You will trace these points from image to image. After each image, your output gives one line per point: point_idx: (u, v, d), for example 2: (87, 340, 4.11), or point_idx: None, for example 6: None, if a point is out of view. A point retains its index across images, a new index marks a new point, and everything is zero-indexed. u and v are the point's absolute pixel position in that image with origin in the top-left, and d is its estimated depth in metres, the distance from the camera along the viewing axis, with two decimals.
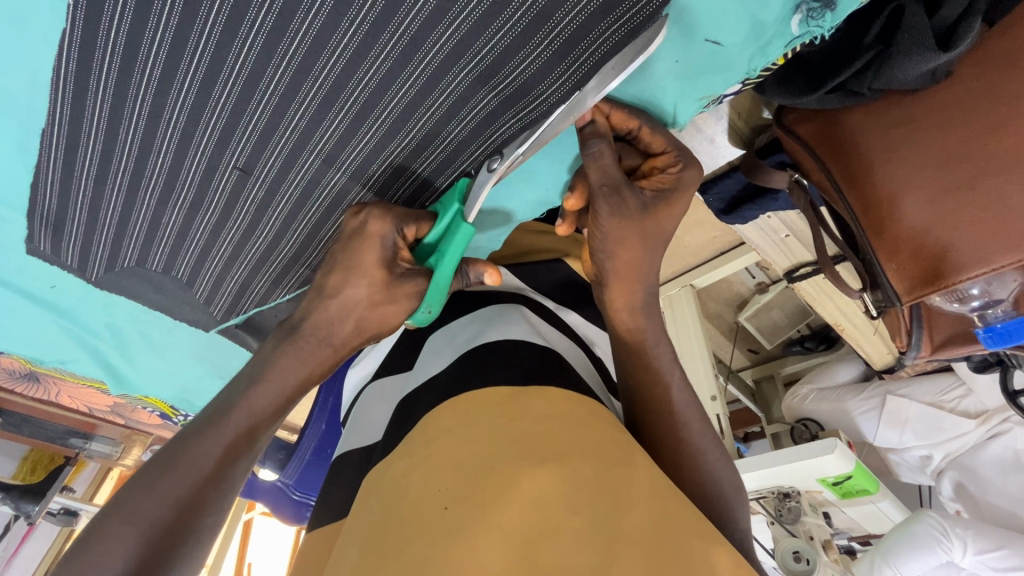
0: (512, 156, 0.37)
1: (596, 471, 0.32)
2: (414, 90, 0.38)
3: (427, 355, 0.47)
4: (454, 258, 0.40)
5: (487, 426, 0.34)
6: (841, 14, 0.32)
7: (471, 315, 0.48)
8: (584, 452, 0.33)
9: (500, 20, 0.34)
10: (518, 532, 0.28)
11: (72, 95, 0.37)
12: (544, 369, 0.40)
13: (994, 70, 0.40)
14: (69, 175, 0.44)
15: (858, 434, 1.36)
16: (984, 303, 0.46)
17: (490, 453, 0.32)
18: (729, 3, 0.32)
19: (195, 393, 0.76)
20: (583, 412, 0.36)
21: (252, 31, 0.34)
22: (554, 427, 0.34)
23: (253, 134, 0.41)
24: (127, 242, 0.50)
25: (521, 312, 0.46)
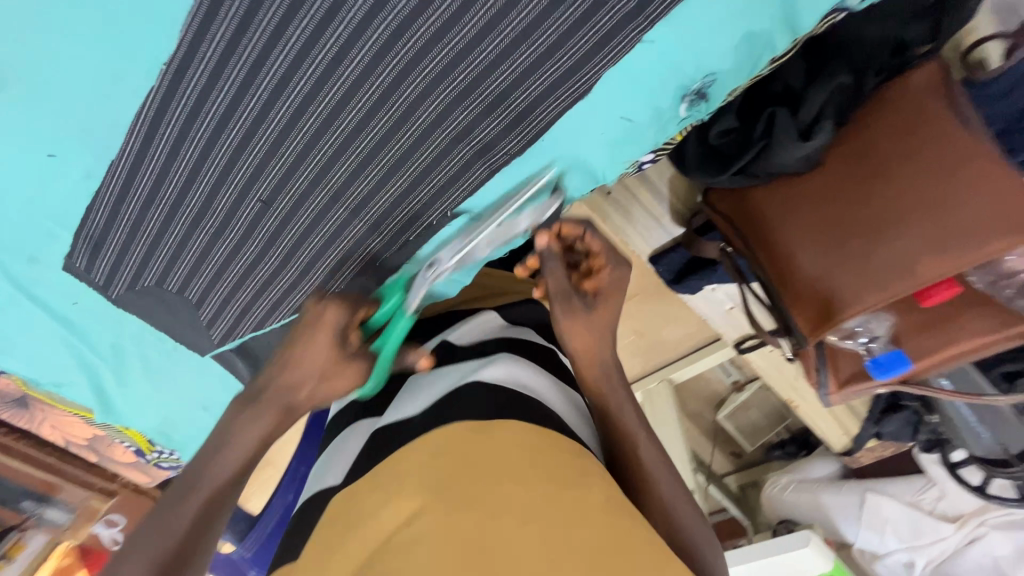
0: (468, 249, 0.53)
1: (549, 491, 0.37)
2: (405, 147, 0.50)
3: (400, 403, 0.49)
4: (398, 339, 0.52)
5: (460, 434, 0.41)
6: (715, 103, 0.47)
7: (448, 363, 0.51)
8: (534, 474, 0.38)
9: (471, 98, 0.46)
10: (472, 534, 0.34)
11: (145, 134, 0.49)
12: (509, 402, 0.44)
13: (850, 157, 0.53)
14: (122, 199, 0.54)
15: (837, 534, 1.31)
16: (869, 340, 0.58)
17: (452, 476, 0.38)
18: (636, 93, 0.45)
19: (180, 427, 0.78)
20: (539, 438, 0.41)
21: (288, 97, 0.46)
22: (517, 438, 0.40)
23: (277, 174, 0.52)
24: (153, 262, 0.59)
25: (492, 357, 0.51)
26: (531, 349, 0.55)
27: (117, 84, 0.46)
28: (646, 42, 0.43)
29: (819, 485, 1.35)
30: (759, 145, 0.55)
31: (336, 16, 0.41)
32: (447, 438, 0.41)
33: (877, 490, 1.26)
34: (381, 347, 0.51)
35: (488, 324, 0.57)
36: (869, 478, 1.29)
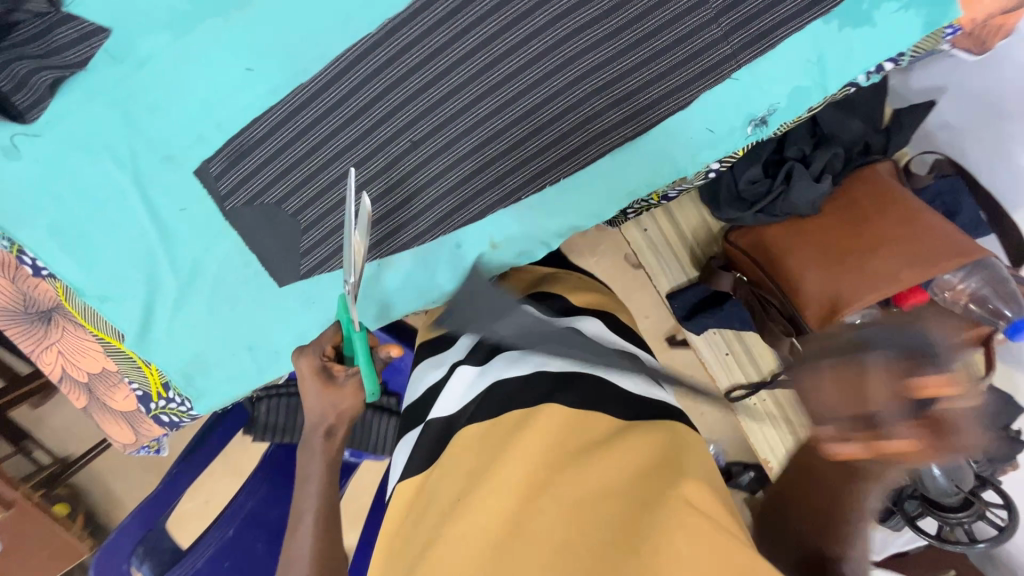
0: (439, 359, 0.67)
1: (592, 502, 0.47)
2: (541, 121, 0.64)
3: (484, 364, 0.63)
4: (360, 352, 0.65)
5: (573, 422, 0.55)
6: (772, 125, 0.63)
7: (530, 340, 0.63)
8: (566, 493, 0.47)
9: (603, 93, 0.62)
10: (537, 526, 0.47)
11: (344, 68, 0.62)
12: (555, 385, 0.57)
13: (842, 206, 0.74)
14: (292, 117, 0.64)
15: None
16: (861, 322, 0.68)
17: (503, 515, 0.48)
18: (720, 110, 0.62)
19: (208, 369, 0.76)
20: (558, 466, 0.50)
21: (470, 64, 0.62)
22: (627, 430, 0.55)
23: (432, 124, 0.64)
24: (284, 181, 0.66)
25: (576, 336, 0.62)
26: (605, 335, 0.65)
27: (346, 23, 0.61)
28: (732, 78, 0.61)
29: None
30: (778, 190, 0.74)
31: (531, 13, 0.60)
32: (552, 420, 0.54)
33: None
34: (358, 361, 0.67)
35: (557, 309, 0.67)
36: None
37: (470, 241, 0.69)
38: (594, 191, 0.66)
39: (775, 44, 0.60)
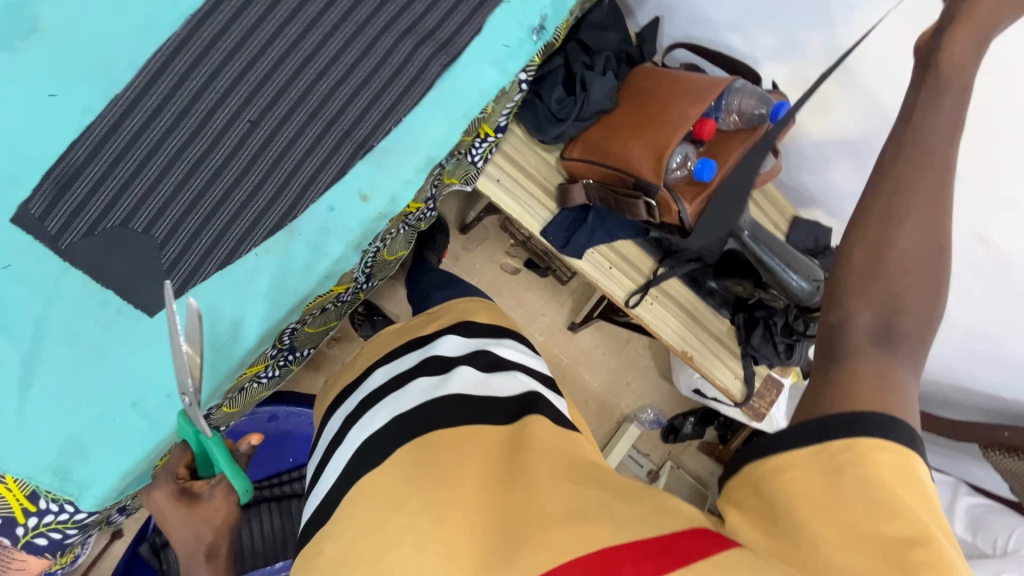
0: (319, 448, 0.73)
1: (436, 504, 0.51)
2: (366, 72, 0.69)
3: (352, 429, 0.68)
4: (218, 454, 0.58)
5: (422, 452, 0.58)
6: (547, 31, 0.79)
7: (377, 401, 0.69)
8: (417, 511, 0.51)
9: (408, 36, 0.71)
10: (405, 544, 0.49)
11: (155, 70, 0.62)
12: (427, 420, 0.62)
13: (629, 94, 0.93)
14: (113, 131, 0.62)
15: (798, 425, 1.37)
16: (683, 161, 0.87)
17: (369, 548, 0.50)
18: (503, 27, 0.75)
19: (87, 452, 0.65)
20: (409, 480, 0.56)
21: (282, 39, 0.66)
22: (476, 435, 0.61)
23: (264, 100, 0.66)
24: (123, 199, 0.63)
25: (412, 382, 0.69)
26: (446, 350, 0.73)
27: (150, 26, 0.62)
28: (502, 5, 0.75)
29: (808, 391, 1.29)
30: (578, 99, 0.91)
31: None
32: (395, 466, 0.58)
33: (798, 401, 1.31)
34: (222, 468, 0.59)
35: (400, 362, 0.74)
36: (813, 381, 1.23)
37: (341, 203, 0.70)
38: (437, 118, 0.73)
39: None
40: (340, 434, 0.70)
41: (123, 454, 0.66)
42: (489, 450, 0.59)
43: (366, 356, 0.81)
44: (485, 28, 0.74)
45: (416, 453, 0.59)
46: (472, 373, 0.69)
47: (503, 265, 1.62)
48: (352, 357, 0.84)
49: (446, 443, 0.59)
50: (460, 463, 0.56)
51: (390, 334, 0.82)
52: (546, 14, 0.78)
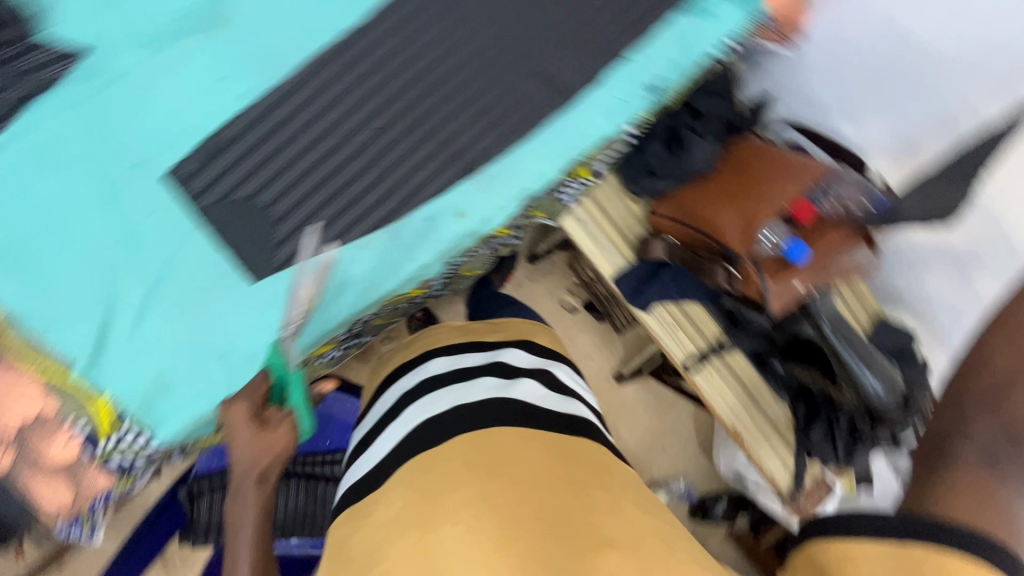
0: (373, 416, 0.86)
1: (509, 511, 0.59)
2: (486, 103, 0.75)
3: (410, 406, 0.79)
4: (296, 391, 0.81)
5: (480, 447, 0.68)
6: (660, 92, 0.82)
7: (438, 386, 0.81)
8: (481, 514, 0.59)
9: (531, 77, 0.76)
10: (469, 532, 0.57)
11: (309, 72, 0.71)
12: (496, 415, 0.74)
13: (729, 161, 0.94)
14: (263, 116, 0.70)
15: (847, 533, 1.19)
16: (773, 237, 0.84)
17: (431, 534, 0.58)
18: (619, 82, 0.80)
19: (171, 389, 0.72)
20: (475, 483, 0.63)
21: (421, 62, 0.73)
22: (533, 441, 0.70)
23: (393, 112, 0.73)
24: (256, 177, 0.70)
25: (477, 378, 0.81)
26: (502, 365, 0.84)
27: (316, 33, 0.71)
28: (624, 63, 0.79)
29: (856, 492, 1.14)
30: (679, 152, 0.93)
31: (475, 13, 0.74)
32: (457, 450, 0.69)
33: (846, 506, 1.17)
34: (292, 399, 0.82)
35: (462, 358, 0.85)
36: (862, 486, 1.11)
37: (439, 212, 0.76)
38: (540, 156, 0.78)
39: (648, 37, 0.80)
40: (395, 410, 0.81)
41: (199, 399, 0.73)
42: (544, 459, 0.68)
43: (418, 349, 0.91)
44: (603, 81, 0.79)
45: (474, 448, 0.68)
46: (533, 387, 0.81)
47: (562, 301, 1.65)
48: (414, 341, 0.94)
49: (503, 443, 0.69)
50: (514, 460, 0.67)
51: (449, 333, 0.93)
52: (662, 77, 0.81)
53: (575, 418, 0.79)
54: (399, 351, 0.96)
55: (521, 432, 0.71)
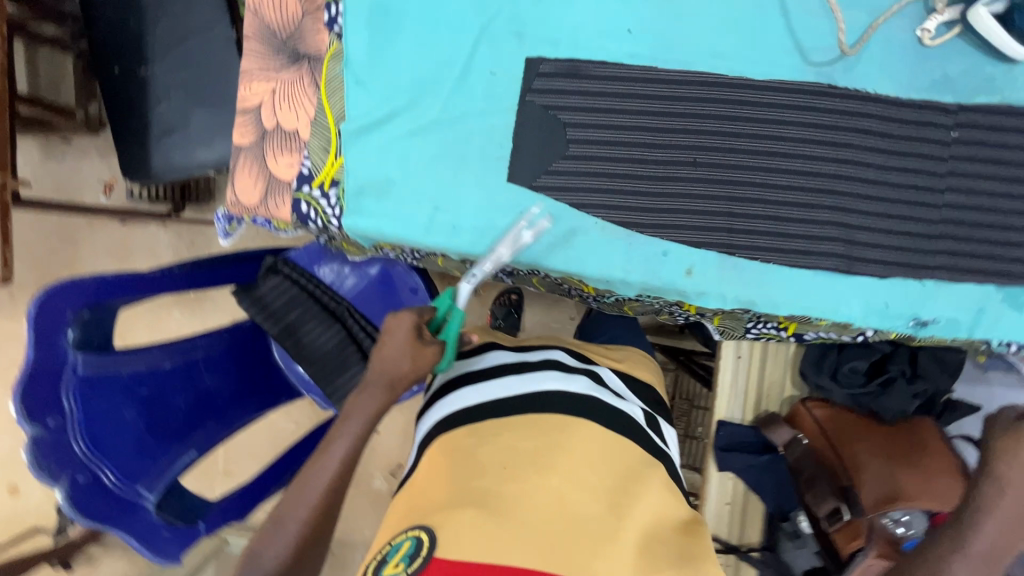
0: (489, 357, 0.90)
1: (568, 481, 0.70)
2: (791, 214, 0.75)
3: (508, 374, 0.85)
4: (456, 327, 0.83)
5: (548, 427, 0.77)
6: (925, 331, 0.79)
7: (564, 372, 0.86)
8: (561, 471, 0.71)
9: (842, 229, 0.76)
10: (531, 492, 0.68)
11: (692, 79, 0.74)
12: (592, 411, 0.80)
13: (910, 425, 0.95)
14: (630, 80, 0.74)
15: None
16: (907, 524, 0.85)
17: (506, 475, 0.70)
18: (902, 290, 0.77)
19: (383, 197, 0.76)
20: (573, 427, 0.77)
21: (774, 143, 0.75)
22: (602, 440, 0.77)
23: (719, 158, 0.75)
24: (584, 114, 0.75)
25: (591, 381, 0.87)
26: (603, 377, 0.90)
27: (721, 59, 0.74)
28: (920, 281, 0.76)
29: None
30: (868, 403, 0.97)
31: (846, 145, 0.74)
32: (579, 431, 0.77)
33: None
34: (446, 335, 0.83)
35: (578, 362, 0.91)
36: None
37: (675, 255, 0.76)
38: (784, 286, 0.77)
39: (959, 281, 0.76)
40: (506, 368, 0.87)
41: (393, 223, 0.76)
42: (622, 462, 0.76)
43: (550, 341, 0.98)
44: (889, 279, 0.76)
45: (543, 424, 0.77)
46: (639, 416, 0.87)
47: None
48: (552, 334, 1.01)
49: (580, 441, 0.76)
50: (580, 451, 0.74)
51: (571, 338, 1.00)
52: (939, 319, 0.77)
53: (643, 429, 0.85)
54: (535, 338, 1.09)
55: (596, 431, 0.78)
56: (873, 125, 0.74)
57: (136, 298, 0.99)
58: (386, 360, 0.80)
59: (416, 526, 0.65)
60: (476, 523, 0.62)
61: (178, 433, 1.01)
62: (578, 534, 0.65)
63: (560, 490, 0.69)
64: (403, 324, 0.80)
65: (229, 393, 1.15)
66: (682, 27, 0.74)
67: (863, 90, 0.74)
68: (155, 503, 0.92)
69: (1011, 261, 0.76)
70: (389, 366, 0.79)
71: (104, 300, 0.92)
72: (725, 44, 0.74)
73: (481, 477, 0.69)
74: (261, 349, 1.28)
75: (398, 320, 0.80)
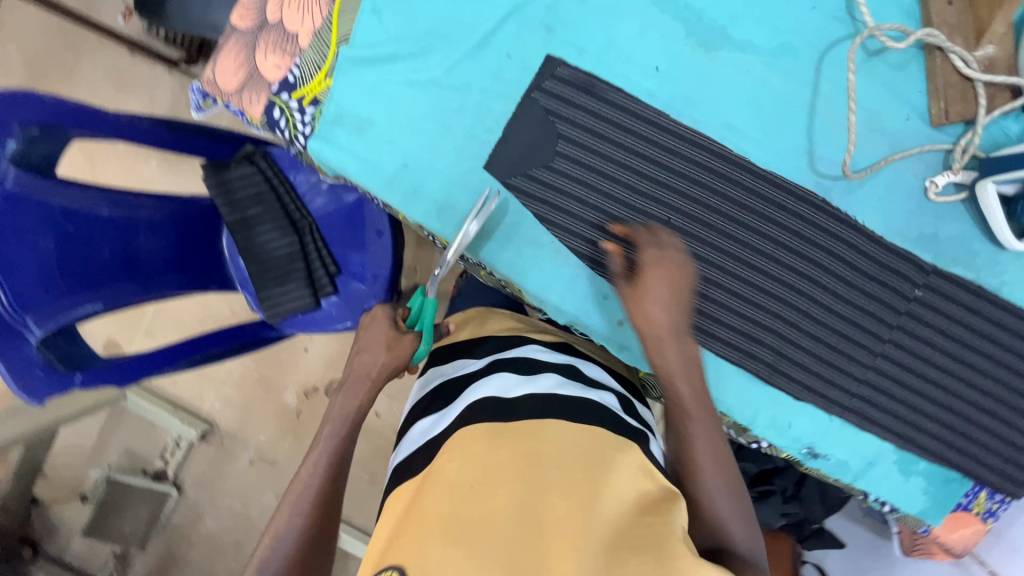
0: (469, 362, 0.84)
1: (536, 486, 0.58)
2: (734, 306, 0.76)
3: (481, 381, 0.77)
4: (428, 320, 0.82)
5: (503, 430, 0.65)
6: (813, 463, 0.80)
7: (537, 370, 0.78)
8: (522, 475, 0.59)
9: (775, 337, 0.77)
10: (494, 506, 0.56)
11: (695, 141, 0.73)
12: (559, 404, 0.69)
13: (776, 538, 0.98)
14: (638, 119, 0.73)
15: None
16: None
17: (465, 491, 0.58)
18: (804, 414, 0.79)
19: (356, 135, 0.74)
20: (535, 428, 0.65)
21: (747, 233, 0.75)
22: (568, 437, 0.66)
23: (691, 227, 0.75)
24: (582, 133, 0.74)
25: (549, 372, 0.77)
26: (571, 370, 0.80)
27: (734, 134, 0.73)
28: (829, 416, 0.79)
29: None
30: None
31: (814, 262, 0.75)
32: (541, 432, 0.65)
33: None
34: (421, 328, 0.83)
35: (550, 355, 0.83)
36: None
37: (612, 302, 0.76)
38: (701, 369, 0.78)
39: (862, 430, 0.79)
40: (477, 373, 0.79)
41: (356, 164, 0.74)
42: (594, 450, 0.63)
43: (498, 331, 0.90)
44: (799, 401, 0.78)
45: (497, 428, 0.66)
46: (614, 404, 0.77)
47: None
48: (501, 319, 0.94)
49: (538, 439, 0.64)
50: (546, 452, 0.62)
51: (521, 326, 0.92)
52: (827, 457, 0.80)
53: (620, 416, 0.74)
54: None
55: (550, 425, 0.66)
56: (847, 254, 0.75)
57: (95, 134, 0.97)
58: (368, 353, 0.80)
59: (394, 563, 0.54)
60: (439, 561, 0.51)
61: (92, 279, 0.99)
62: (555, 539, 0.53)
63: (528, 494, 0.58)
64: (382, 320, 0.82)
65: (162, 260, 1.13)
66: (712, 88, 0.73)
67: (853, 217, 0.74)
68: (39, 341, 0.90)
69: (911, 425, 0.78)
70: (365, 359, 0.80)
71: (61, 126, 0.91)
72: (744, 121, 0.73)
73: (443, 497, 0.58)
74: (209, 231, 1.27)
75: (375, 315, 0.82)
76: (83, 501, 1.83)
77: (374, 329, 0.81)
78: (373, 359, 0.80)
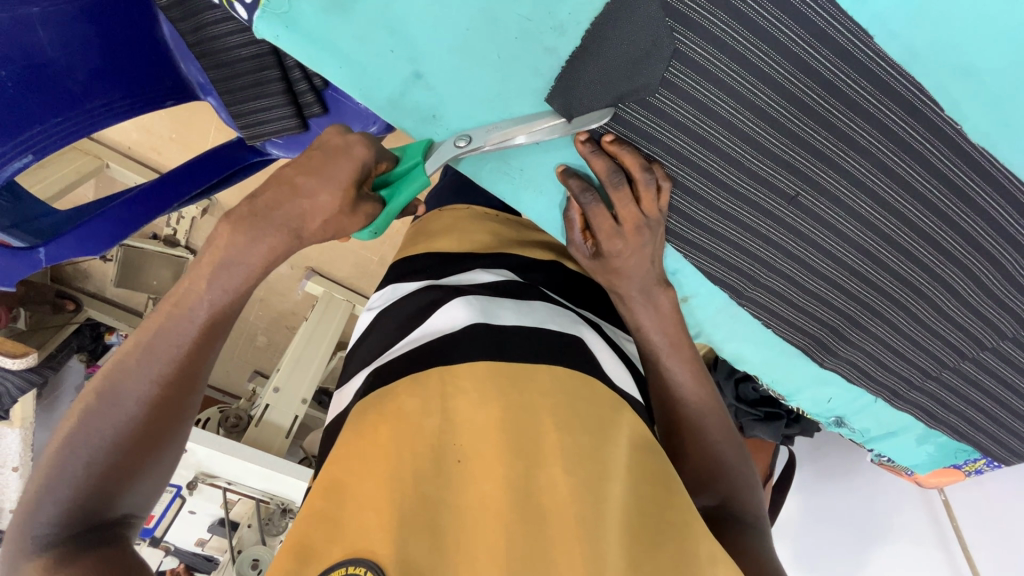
0: (414, 284, 0.65)
1: (544, 449, 0.46)
2: (832, 300, 0.62)
3: (447, 299, 0.59)
4: (407, 195, 0.49)
5: (503, 381, 0.49)
6: (832, 426, 0.78)
7: (513, 295, 0.61)
8: (522, 433, 0.46)
9: (862, 334, 0.65)
10: (495, 481, 0.44)
11: (888, 89, 0.47)
12: (558, 349, 0.55)
13: (765, 444, 0.99)
14: (818, 43, 0.44)
15: (245, 488, 1.19)
16: None
17: (452, 446, 0.46)
18: (852, 395, 0.72)
19: (339, 16, 0.44)
20: (543, 370, 0.51)
21: (889, 223, 0.55)
22: (568, 384, 0.52)
23: (820, 209, 0.54)
24: (719, 55, 0.45)
25: (535, 302, 0.61)
26: (562, 301, 0.65)
27: (955, 83, 0.46)
28: (875, 399, 0.73)
29: (251, 480, 1.17)
30: (740, 418, 0.93)
31: (956, 265, 0.58)
32: (548, 377, 0.51)
33: (228, 480, 1.17)
34: (388, 200, 0.49)
35: (514, 276, 0.66)
36: (275, 490, 1.19)
37: (681, 278, 0.61)
38: (758, 350, 0.68)
39: (902, 411, 0.74)
40: (435, 298, 0.61)
41: (344, 67, 0.47)
42: (599, 397, 0.52)
43: (488, 243, 0.71)
44: (852, 387, 0.71)
45: (495, 376, 0.50)
46: (600, 340, 0.61)
47: None
48: (465, 222, 0.74)
49: (542, 397, 0.50)
50: (551, 398, 0.50)
51: (510, 237, 0.74)
52: (850, 425, 0.78)
53: (610, 357, 0.60)
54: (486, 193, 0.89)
55: (551, 374, 0.51)
56: (1001, 257, 0.58)
57: None
58: (309, 196, 0.45)
59: (353, 556, 0.40)
60: (418, 549, 0.40)
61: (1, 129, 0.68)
62: (566, 547, 0.42)
63: (530, 479, 0.45)
64: (348, 163, 0.46)
65: (89, 77, 0.75)
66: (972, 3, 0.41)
67: None
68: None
69: (955, 415, 0.74)
70: (298, 205, 0.45)
71: None
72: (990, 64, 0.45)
73: (414, 452, 0.44)
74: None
75: (344, 143, 0.46)
76: (106, 259, 1.58)
77: (327, 172, 0.45)
78: (313, 208, 0.45)
